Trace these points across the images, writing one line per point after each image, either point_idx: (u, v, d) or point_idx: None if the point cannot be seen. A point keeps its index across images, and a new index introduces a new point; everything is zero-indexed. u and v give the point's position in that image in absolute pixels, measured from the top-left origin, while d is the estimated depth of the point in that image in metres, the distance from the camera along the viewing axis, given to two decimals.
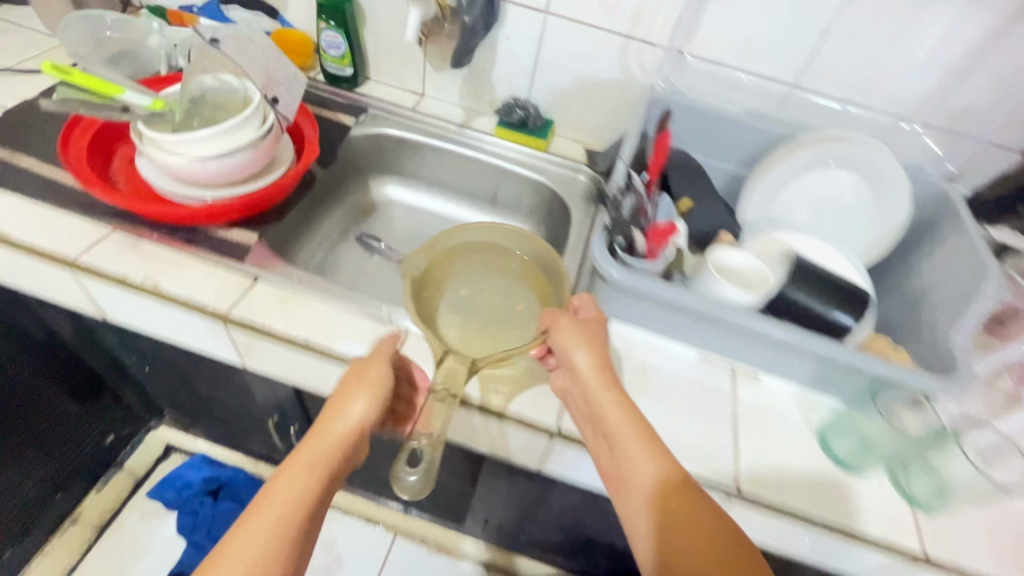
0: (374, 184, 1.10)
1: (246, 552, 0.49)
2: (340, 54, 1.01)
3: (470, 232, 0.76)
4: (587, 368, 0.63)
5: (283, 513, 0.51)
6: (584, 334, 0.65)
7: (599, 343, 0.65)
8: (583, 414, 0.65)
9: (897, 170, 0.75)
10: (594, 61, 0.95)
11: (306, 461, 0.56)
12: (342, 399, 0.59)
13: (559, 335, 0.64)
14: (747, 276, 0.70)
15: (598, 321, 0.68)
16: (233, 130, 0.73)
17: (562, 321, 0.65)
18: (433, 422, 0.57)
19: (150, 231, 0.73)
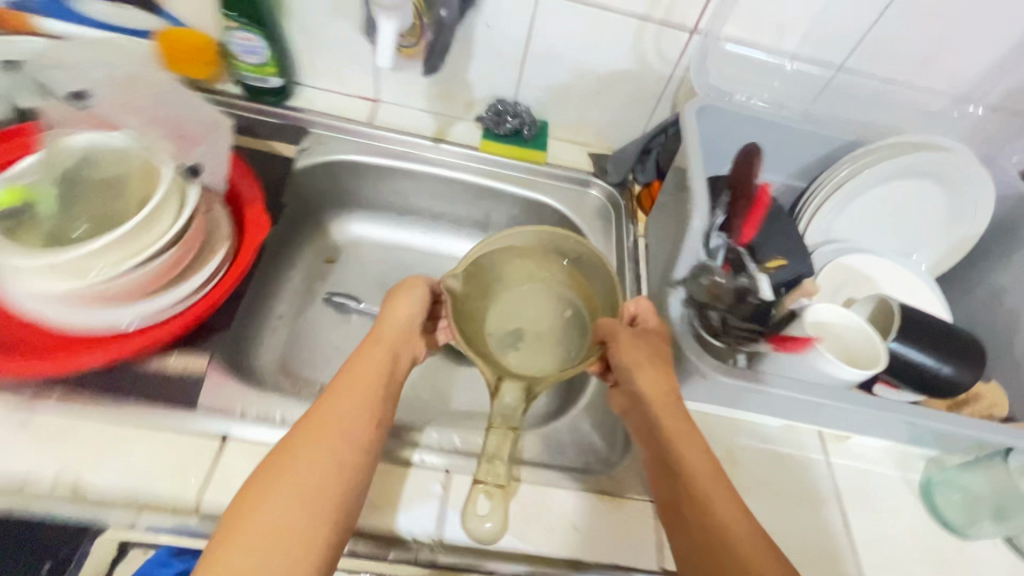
0: (334, 223, 0.87)
1: (301, 479, 0.44)
2: (260, 61, 0.75)
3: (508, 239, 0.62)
4: (648, 392, 0.56)
5: (341, 441, 0.47)
6: (641, 344, 0.57)
7: (664, 371, 0.57)
8: (644, 439, 0.57)
9: (983, 178, 0.64)
10: (600, 51, 0.75)
11: (353, 380, 0.51)
12: (390, 313, 0.59)
13: (619, 345, 0.57)
14: (851, 343, 0.57)
15: (662, 333, 0.59)
16: (139, 228, 0.50)
17: (620, 331, 0.58)
18: (486, 471, 0.48)
19: (51, 389, 0.52)
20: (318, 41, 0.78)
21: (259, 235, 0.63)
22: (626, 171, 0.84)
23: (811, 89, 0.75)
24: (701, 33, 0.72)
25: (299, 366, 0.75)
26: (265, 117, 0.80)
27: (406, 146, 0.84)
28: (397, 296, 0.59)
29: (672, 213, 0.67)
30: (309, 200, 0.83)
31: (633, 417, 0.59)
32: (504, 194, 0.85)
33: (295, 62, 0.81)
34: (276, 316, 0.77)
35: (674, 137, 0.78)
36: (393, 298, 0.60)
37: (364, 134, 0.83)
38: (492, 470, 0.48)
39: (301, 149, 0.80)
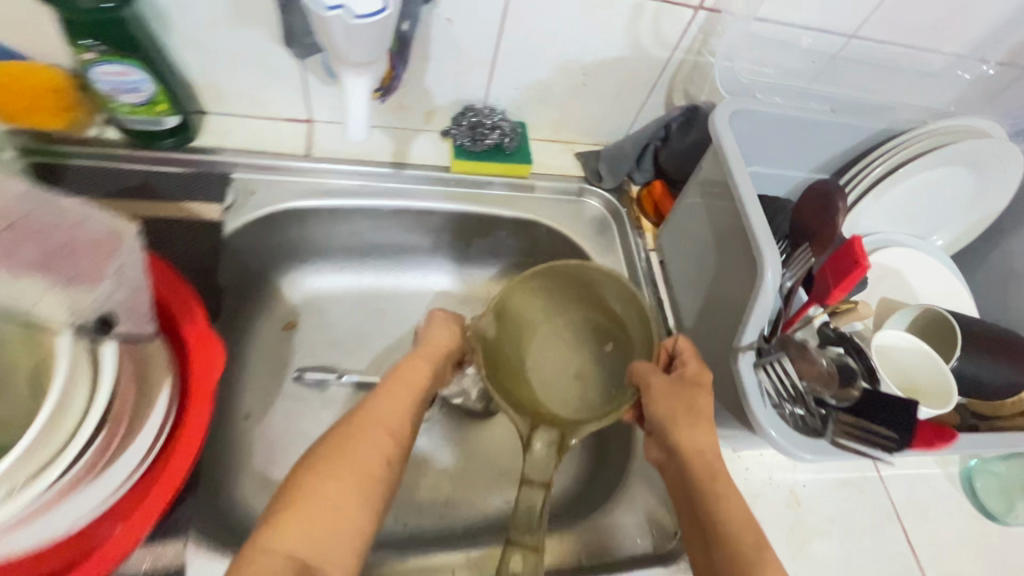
0: (286, 281, 0.71)
1: (349, 476, 0.43)
2: (144, 98, 0.56)
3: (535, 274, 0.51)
4: (684, 450, 0.46)
5: (391, 433, 0.46)
6: (680, 394, 0.48)
7: (702, 420, 0.48)
8: (680, 503, 0.47)
9: (1010, 153, 0.60)
10: (586, 39, 0.61)
11: (400, 382, 0.50)
12: (432, 332, 0.55)
13: (654, 397, 0.47)
14: (915, 371, 0.53)
15: (704, 383, 0.49)
16: (34, 446, 0.34)
17: (656, 380, 0.48)
18: (517, 523, 0.43)
19: None
20: (216, 55, 0.58)
21: (213, 369, 0.47)
22: (624, 174, 0.73)
23: (827, 62, 0.66)
24: (709, 9, 0.58)
25: (282, 473, 0.62)
26: (170, 166, 0.62)
27: (363, 179, 0.68)
28: (443, 319, 0.56)
29: (703, 214, 0.60)
30: (248, 263, 0.66)
31: (667, 473, 0.49)
32: (487, 220, 0.71)
33: (190, 85, 0.61)
34: (241, 416, 0.63)
35: (680, 133, 0.68)
36: (431, 329, 0.55)
37: (304, 169, 0.66)
38: (526, 526, 0.43)
39: (228, 207, 0.63)
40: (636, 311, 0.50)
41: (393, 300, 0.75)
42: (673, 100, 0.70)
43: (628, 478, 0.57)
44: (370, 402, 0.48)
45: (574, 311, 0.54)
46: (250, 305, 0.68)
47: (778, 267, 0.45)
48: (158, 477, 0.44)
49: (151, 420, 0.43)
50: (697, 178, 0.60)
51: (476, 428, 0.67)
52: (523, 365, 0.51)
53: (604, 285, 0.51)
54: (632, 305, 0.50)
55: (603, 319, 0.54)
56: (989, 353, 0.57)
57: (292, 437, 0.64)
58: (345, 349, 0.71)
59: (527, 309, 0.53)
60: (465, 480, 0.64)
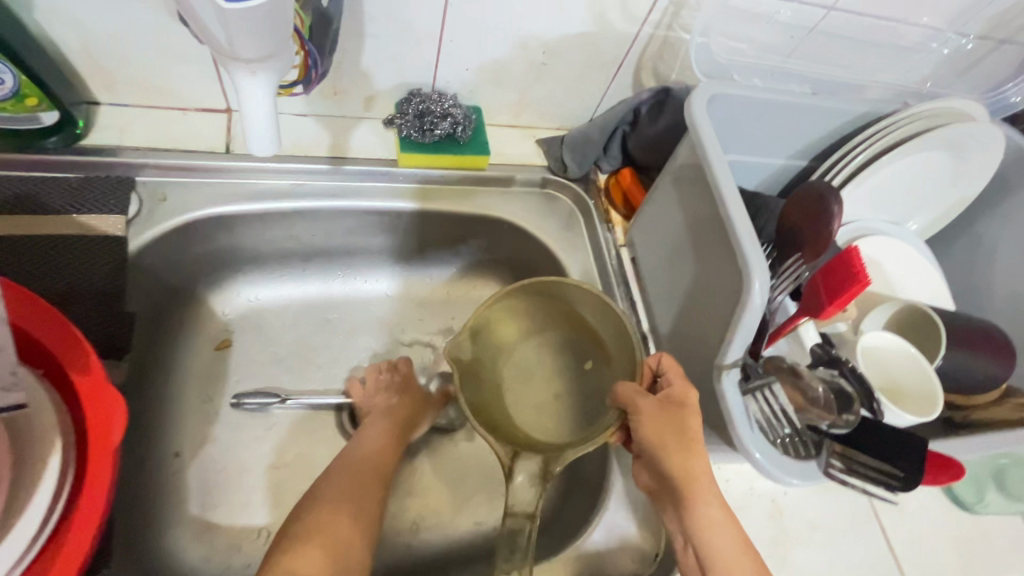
0: (214, 296, 0.63)
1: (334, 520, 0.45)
2: (8, 91, 0.45)
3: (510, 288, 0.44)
4: (676, 480, 0.41)
5: (369, 479, 0.50)
6: (671, 418, 0.41)
7: (696, 445, 0.41)
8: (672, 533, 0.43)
9: (994, 137, 0.57)
10: (543, 12, 0.53)
11: (372, 432, 0.54)
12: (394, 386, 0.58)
13: (643, 422, 0.40)
14: (898, 372, 0.51)
15: (690, 402, 0.42)
16: None
17: (644, 401, 0.41)
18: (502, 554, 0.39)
19: None
20: (99, 36, 0.48)
21: (112, 418, 0.39)
22: (590, 163, 0.67)
23: (806, 38, 0.60)
24: None
25: (221, 514, 0.55)
26: (58, 170, 0.52)
27: (296, 178, 0.59)
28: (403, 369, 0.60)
29: (679, 207, 0.54)
30: (165, 280, 0.57)
31: (661, 504, 0.43)
32: (442, 216, 0.64)
33: (73, 71, 0.51)
34: (170, 453, 0.56)
35: (651, 118, 0.62)
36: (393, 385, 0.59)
37: (223, 169, 0.57)
38: (512, 555, 0.39)
39: (132, 217, 0.53)
40: (617, 327, 0.45)
41: (341, 311, 0.67)
42: (641, 80, 0.63)
43: (607, 503, 0.52)
44: (346, 453, 0.52)
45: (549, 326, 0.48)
46: (173, 326, 0.60)
47: (767, 276, 0.40)
48: (46, 572, 0.35)
49: (37, 497, 0.36)
50: (672, 166, 0.55)
51: (438, 448, 0.62)
52: (499, 390, 0.45)
53: (583, 299, 0.46)
54: (613, 321, 0.45)
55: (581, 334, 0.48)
56: (969, 348, 0.54)
57: (230, 473, 0.57)
58: (288, 369, 0.63)
59: (501, 326, 0.46)
60: (429, 506, 0.59)
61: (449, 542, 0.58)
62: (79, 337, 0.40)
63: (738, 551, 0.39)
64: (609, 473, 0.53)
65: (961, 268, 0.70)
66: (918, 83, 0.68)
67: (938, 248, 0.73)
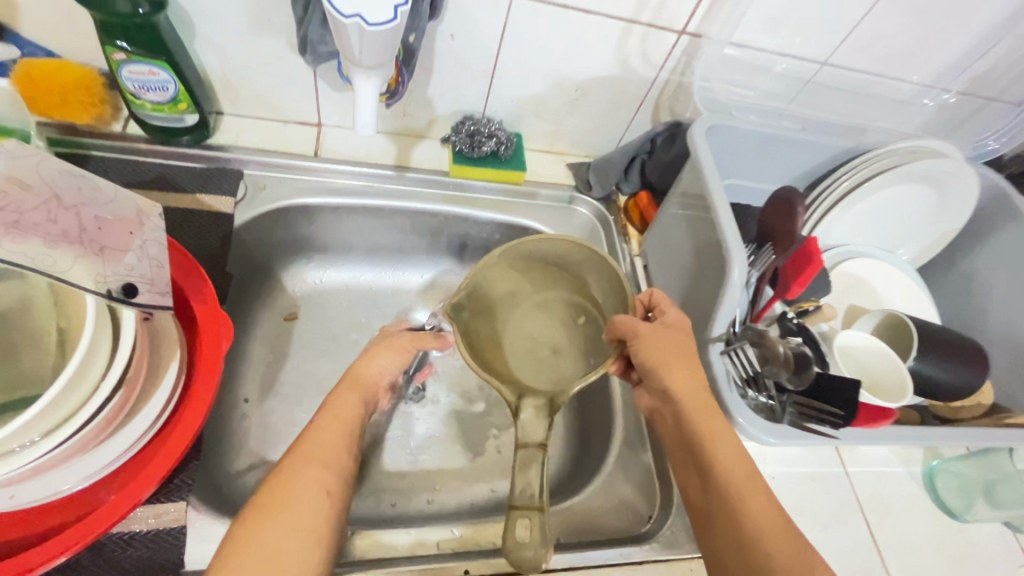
0: (287, 275, 0.75)
1: (294, 516, 0.42)
2: (168, 97, 0.60)
3: (505, 250, 0.50)
4: (679, 391, 0.47)
5: (328, 465, 0.46)
6: (665, 339, 0.49)
7: (690, 362, 0.48)
8: (675, 445, 0.49)
9: (968, 176, 0.66)
10: (578, 58, 0.66)
11: (333, 416, 0.50)
12: (364, 362, 0.56)
13: (642, 342, 0.47)
14: (877, 370, 0.59)
15: (682, 326, 0.51)
16: (62, 398, 0.38)
17: (642, 327, 0.48)
18: (518, 489, 0.40)
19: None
20: (236, 60, 0.63)
21: (221, 338, 0.51)
22: (611, 185, 0.78)
23: (803, 87, 0.71)
24: (690, 34, 0.64)
25: (278, 454, 0.65)
26: (186, 162, 0.66)
27: (366, 180, 0.72)
28: (377, 345, 0.57)
29: (682, 222, 0.64)
30: (252, 256, 0.70)
31: (663, 419, 0.50)
32: (482, 221, 0.75)
33: (208, 86, 0.65)
34: (241, 400, 0.66)
35: (665, 147, 0.72)
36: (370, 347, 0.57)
37: (311, 169, 0.70)
38: (526, 488, 0.40)
39: (238, 200, 0.66)
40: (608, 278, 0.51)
41: (389, 297, 0.79)
42: (658, 117, 0.75)
43: (605, 469, 0.61)
44: (305, 438, 0.48)
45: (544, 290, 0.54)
46: (254, 295, 0.72)
47: (744, 265, 0.50)
48: (167, 438, 0.47)
49: (163, 382, 0.47)
50: (677, 191, 0.65)
51: (464, 419, 0.70)
52: (499, 344, 0.50)
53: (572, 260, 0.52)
54: (601, 273, 0.51)
55: (572, 295, 0.54)
56: (946, 356, 0.61)
57: (289, 422, 0.67)
58: (341, 340, 0.74)
59: (498, 289, 0.52)
60: (452, 469, 0.67)
61: (469, 500, 0.65)
62: (194, 267, 0.54)
63: (733, 444, 0.46)
64: (608, 448, 0.63)
65: (950, 296, 0.76)
66: (910, 131, 0.76)
67: (930, 278, 0.79)
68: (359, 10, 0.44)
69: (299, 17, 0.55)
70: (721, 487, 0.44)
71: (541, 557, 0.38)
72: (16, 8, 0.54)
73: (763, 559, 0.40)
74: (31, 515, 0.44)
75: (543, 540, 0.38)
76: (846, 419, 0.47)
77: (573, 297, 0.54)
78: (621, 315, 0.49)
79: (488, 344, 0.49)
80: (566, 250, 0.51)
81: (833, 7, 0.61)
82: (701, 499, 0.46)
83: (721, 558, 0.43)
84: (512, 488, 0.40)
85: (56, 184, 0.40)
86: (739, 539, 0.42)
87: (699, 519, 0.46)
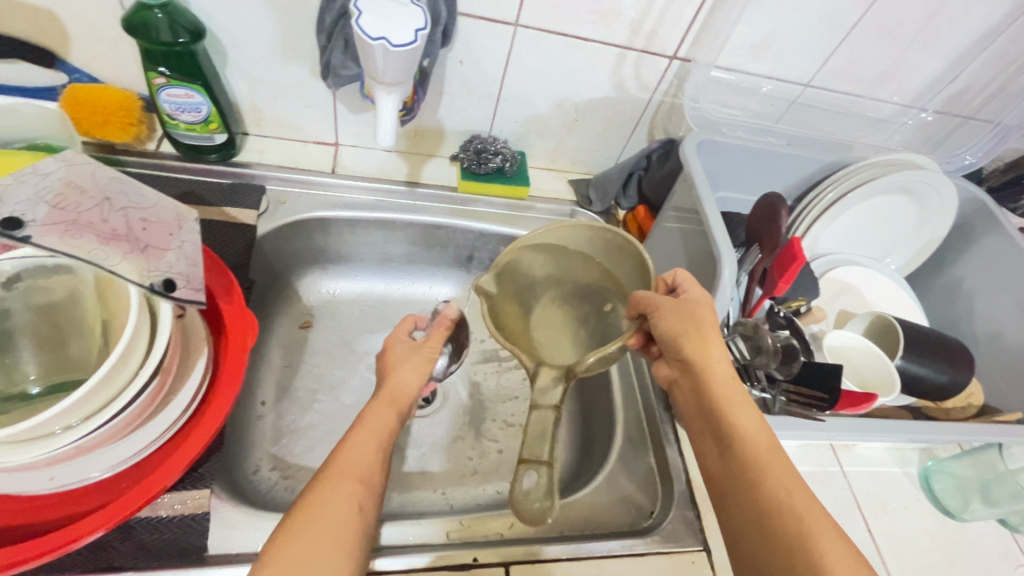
0: (304, 284, 0.79)
1: (323, 527, 0.40)
2: (200, 118, 0.65)
3: (540, 235, 0.53)
4: (698, 360, 0.49)
5: (362, 480, 0.44)
6: (687, 313, 0.49)
7: (712, 336, 0.49)
8: (693, 417, 0.50)
9: (946, 186, 0.70)
10: (578, 81, 0.71)
11: (368, 430, 0.48)
12: (392, 374, 0.54)
13: (661, 315, 0.49)
14: (865, 368, 0.63)
15: (701, 300, 0.51)
16: (106, 381, 0.41)
17: (661, 300, 0.49)
18: (530, 448, 0.42)
19: (67, 555, 0.46)
20: (263, 85, 0.68)
21: (247, 333, 0.56)
22: (611, 200, 0.82)
23: (788, 107, 0.76)
24: (681, 59, 0.69)
25: (291, 454, 0.67)
26: (213, 178, 0.72)
27: (379, 195, 0.77)
28: (407, 351, 0.56)
29: (677, 231, 0.68)
30: (271, 265, 0.75)
31: (680, 388, 0.52)
32: (487, 233, 0.79)
33: (237, 109, 0.71)
34: (258, 403, 0.68)
35: (660, 163, 0.77)
36: (393, 359, 0.55)
37: (329, 184, 0.75)
38: (537, 446, 0.42)
39: (260, 213, 0.71)
40: (635, 265, 0.53)
41: (399, 306, 0.83)
42: (653, 135, 0.80)
43: (607, 465, 0.64)
44: (348, 442, 0.47)
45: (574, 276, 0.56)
46: (271, 303, 0.75)
47: (733, 265, 0.54)
48: (194, 428, 0.50)
49: (193, 374, 0.50)
50: (672, 204, 0.69)
51: (471, 421, 0.73)
52: (528, 326, 0.53)
53: (602, 249, 0.55)
54: (629, 261, 0.53)
55: (602, 284, 0.56)
56: (932, 355, 0.63)
57: (302, 423, 0.70)
58: (353, 347, 0.78)
59: (532, 272, 0.55)
60: (459, 468, 0.69)
61: (476, 499, 0.66)
62: (230, 274, 0.59)
63: (762, 427, 0.46)
64: (610, 445, 0.66)
65: (937, 304, 0.79)
66: (892, 148, 0.81)
67: (919, 288, 0.83)
68: (384, 34, 0.49)
69: (323, 45, 0.60)
70: (741, 464, 0.44)
71: (546, 509, 0.40)
72: (69, 37, 0.60)
73: (780, 528, 0.40)
74: (64, 499, 0.47)
75: (549, 492, 0.40)
76: (829, 401, 0.54)
77: (598, 284, 0.56)
78: (641, 291, 0.51)
79: (518, 326, 0.52)
80: (597, 236, 0.53)
81: (811, 33, 0.66)
82: (717, 470, 0.46)
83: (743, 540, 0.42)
84: (524, 445, 0.42)
85: (107, 190, 0.45)
86: (756, 509, 0.42)
87: (714, 492, 0.46)
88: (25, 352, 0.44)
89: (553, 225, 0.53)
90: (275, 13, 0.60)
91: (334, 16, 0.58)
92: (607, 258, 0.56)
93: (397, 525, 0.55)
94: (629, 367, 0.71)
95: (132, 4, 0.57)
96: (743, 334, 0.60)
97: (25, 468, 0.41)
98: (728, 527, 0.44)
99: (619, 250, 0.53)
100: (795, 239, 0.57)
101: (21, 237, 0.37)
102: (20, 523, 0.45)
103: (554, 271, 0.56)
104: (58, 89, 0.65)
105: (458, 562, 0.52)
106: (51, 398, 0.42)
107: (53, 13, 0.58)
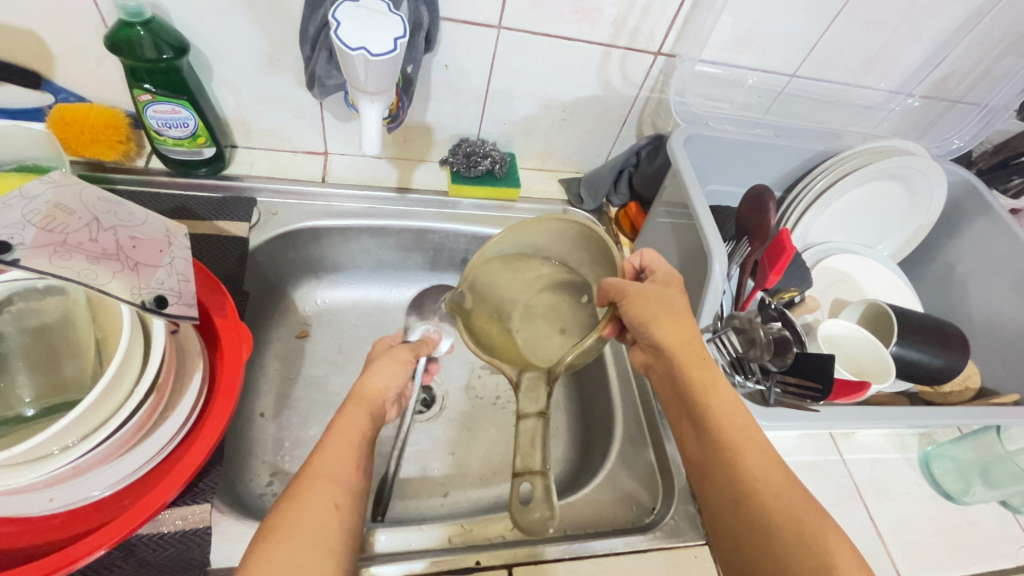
0: (300, 295, 0.79)
1: (305, 534, 0.39)
2: (188, 133, 0.65)
3: (500, 240, 0.53)
4: (670, 343, 0.49)
5: (337, 481, 0.43)
6: (654, 297, 0.49)
7: (679, 317, 0.50)
8: (669, 399, 0.50)
9: (936, 171, 0.70)
10: (564, 80, 0.71)
11: (341, 432, 0.48)
12: (363, 379, 0.54)
13: (630, 303, 0.48)
14: (861, 357, 0.63)
15: (670, 282, 0.53)
16: (103, 399, 0.41)
17: (629, 287, 0.49)
18: (521, 459, 0.44)
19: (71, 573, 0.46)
20: (250, 98, 0.69)
21: (244, 341, 0.56)
22: (602, 197, 0.83)
23: (775, 98, 0.76)
24: (666, 55, 0.69)
25: (293, 464, 0.67)
26: (203, 193, 0.72)
27: (371, 203, 0.77)
28: (380, 361, 0.56)
29: (669, 228, 0.69)
30: (266, 276, 0.75)
31: (656, 373, 0.52)
32: (479, 235, 0.80)
33: (226, 123, 0.72)
34: (258, 415, 0.68)
35: (649, 159, 0.77)
36: (376, 360, 0.57)
37: (320, 193, 0.75)
38: (530, 455, 0.44)
39: (253, 225, 0.71)
40: (600, 253, 0.52)
41: (394, 312, 0.83)
42: (642, 132, 0.80)
43: (608, 463, 0.64)
44: (326, 448, 0.46)
45: (546, 272, 0.56)
46: (267, 314, 0.76)
47: (724, 259, 0.54)
48: (194, 442, 0.50)
49: (188, 391, 0.50)
50: (662, 200, 0.69)
51: (472, 424, 0.73)
52: (509, 329, 0.53)
53: (568, 241, 0.54)
54: (595, 249, 0.52)
55: (575, 277, 0.56)
56: (927, 341, 0.64)
57: (302, 432, 0.70)
58: (351, 355, 0.78)
59: (502, 279, 0.55)
60: (461, 473, 0.69)
61: (476, 503, 0.67)
62: (217, 283, 0.59)
63: (751, 423, 0.45)
64: (610, 443, 0.66)
65: (931, 288, 0.80)
66: (881, 134, 0.81)
67: (913, 273, 0.83)
68: (365, 44, 0.50)
69: (307, 56, 0.60)
70: (726, 460, 0.43)
71: (546, 518, 0.41)
72: (54, 58, 0.60)
73: (764, 512, 0.40)
74: (64, 519, 0.47)
75: (547, 501, 0.42)
76: (823, 392, 0.54)
77: (568, 276, 0.56)
78: (610, 279, 0.50)
79: (499, 332, 0.52)
80: (560, 229, 0.52)
81: (794, 24, 0.66)
82: (696, 455, 0.46)
83: (733, 534, 0.42)
84: (516, 458, 0.44)
85: (96, 210, 0.46)
86: (734, 489, 0.42)
87: (694, 472, 0.46)
88: (20, 373, 0.44)
89: (507, 228, 0.52)
90: (259, 25, 0.60)
91: (317, 27, 0.57)
92: (573, 251, 0.55)
93: (400, 531, 0.54)
94: (625, 365, 0.72)
95: (113, 22, 0.57)
96: (736, 327, 0.60)
97: (24, 491, 0.41)
98: (714, 519, 0.44)
99: (585, 240, 0.52)
100: (785, 228, 0.57)
101: (9, 260, 0.37)
102: (24, 545, 0.45)
103: (523, 273, 0.55)
104: (44, 109, 0.65)
105: (462, 566, 0.52)
106: (48, 419, 0.42)
107: (37, 34, 0.58)
